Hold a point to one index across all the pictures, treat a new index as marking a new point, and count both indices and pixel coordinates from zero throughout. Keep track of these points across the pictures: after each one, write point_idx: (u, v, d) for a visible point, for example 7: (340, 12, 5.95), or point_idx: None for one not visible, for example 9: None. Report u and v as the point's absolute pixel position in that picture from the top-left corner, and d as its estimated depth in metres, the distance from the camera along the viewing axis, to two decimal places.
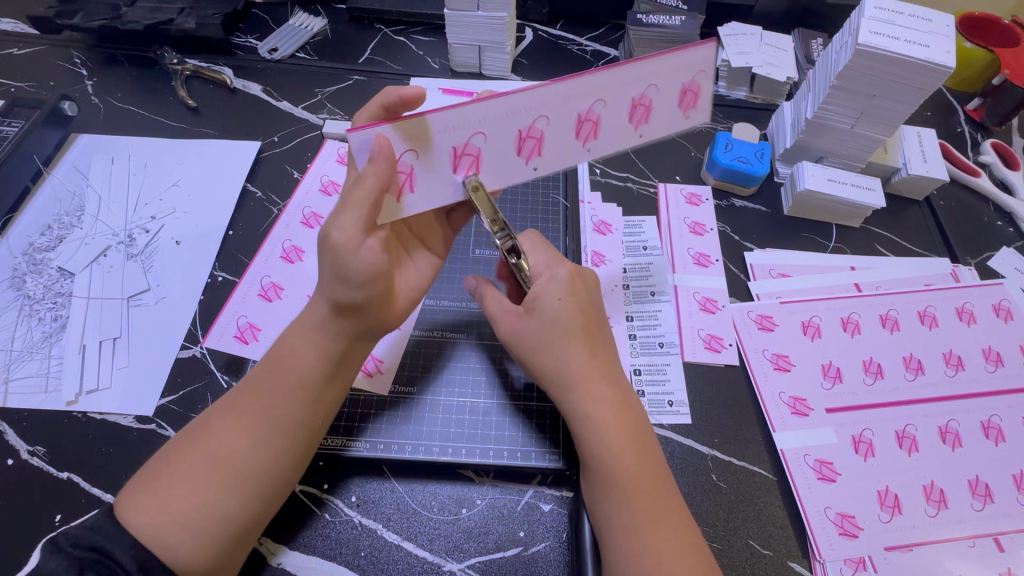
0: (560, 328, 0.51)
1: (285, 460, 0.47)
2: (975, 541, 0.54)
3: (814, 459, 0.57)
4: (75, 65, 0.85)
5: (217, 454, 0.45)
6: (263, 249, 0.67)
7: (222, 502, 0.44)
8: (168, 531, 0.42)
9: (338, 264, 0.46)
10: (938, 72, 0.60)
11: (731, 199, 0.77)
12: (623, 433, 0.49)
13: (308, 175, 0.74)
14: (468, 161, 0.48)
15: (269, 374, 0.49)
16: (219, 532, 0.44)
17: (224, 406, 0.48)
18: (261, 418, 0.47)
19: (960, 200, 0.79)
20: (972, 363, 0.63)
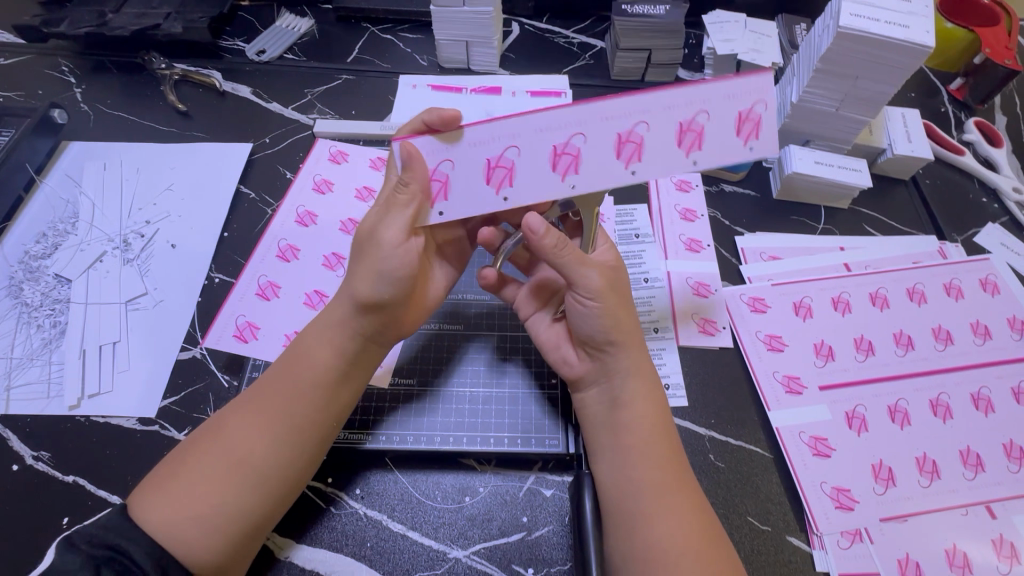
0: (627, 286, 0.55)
1: (302, 460, 0.48)
2: (968, 509, 0.55)
3: (809, 436, 0.58)
4: (63, 72, 0.85)
5: (234, 454, 0.46)
6: (258, 249, 0.67)
7: (237, 501, 0.45)
8: (184, 528, 0.43)
9: (375, 262, 0.50)
10: (918, 52, 0.61)
11: (720, 185, 0.78)
12: (651, 401, 0.51)
13: (300, 174, 0.74)
14: (501, 174, 0.50)
15: (285, 372, 0.50)
16: (234, 530, 0.45)
17: (241, 407, 0.49)
18: (277, 416, 0.48)
19: (946, 178, 0.80)
20: (961, 337, 0.64)
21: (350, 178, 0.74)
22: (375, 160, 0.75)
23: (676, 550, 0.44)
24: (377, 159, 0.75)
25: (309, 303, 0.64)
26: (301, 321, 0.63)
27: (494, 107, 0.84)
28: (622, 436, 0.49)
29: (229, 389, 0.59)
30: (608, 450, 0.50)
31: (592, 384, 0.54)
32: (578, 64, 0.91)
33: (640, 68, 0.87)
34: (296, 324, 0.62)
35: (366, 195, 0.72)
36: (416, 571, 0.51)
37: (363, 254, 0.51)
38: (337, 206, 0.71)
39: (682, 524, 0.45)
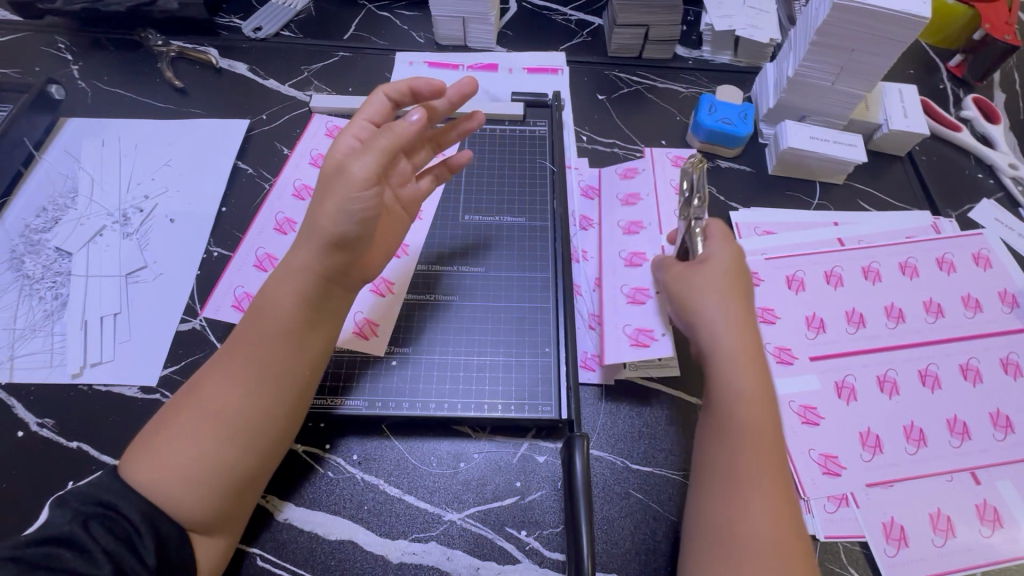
0: (733, 275, 0.55)
1: (282, 409, 0.49)
2: (953, 475, 0.56)
3: (799, 405, 0.59)
4: (60, 49, 0.85)
5: (211, 408, 0.46)
6: (257, 222, 0.68)
7: (222, 457, 0.46)
8: (174, 489, 0.44)
9: (340, 199, 0.48)
10: (913, 23, 0.61)
11: (716, 161, 0.78)
12: (762, 388, 0.50)
13: (297, 150, 0.74)
14: (639, 295, 0.60)
15: (253, 323, 0.50)
16: (224, 484, 0.45)
17: (214, 365, 0.49)
18: (249, 368, 0.48)
19: (942, 154, 0.80)
20: (951, 309, 0.65)
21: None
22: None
23: (773, 539, 0.44)
24: None
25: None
26: None
27: (491, 83, 0.84)
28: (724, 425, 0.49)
29: None
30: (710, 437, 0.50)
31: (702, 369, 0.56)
32: (576, 41, 0.91)
33: (637, 45, 0.87)
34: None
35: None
36: (412, 533, 0.52)
37: (329, 191, 0.49)
38: None
39: (775, 515, 0.45)
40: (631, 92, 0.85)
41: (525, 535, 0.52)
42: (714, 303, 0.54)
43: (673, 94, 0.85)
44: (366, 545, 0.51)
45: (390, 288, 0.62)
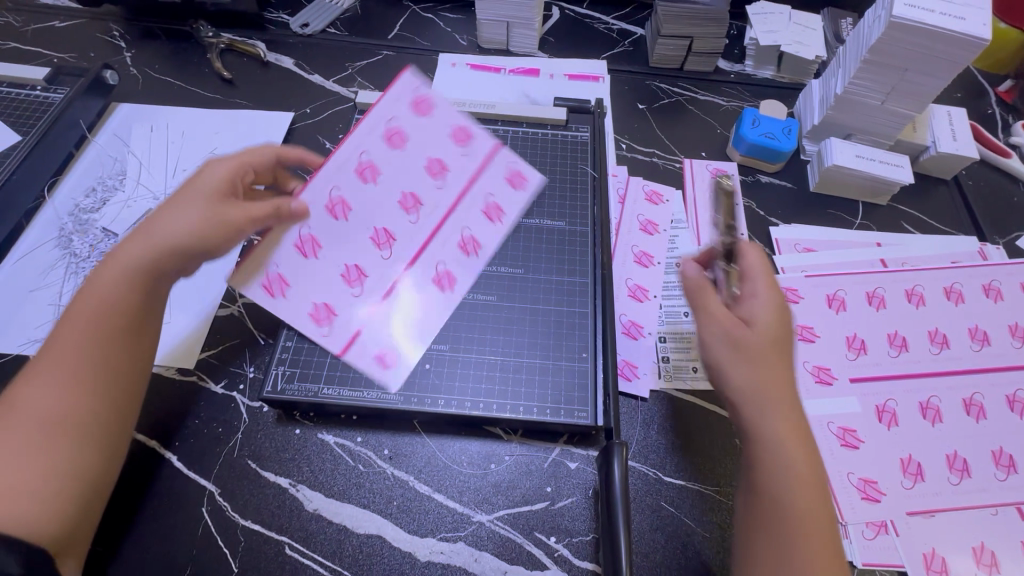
0: (774, 342, 0.45)
1: (124, 409, 0.47)
2: (998, 509, 0.54)
3: (838, 427, 0.58)
4: (114, 37, 0.88)
5: (49, 415, 0.43)
6: (306, 194, 0.59)
7: (59, 460, 0.42)
8: (10, 509, 0.40)
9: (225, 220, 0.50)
10: (973, 45, 0.60)
11: (756, 175, 0.77)
12: (811, 476, 0.42)
13: (370, 115, 0.63)
14: (633, 327, 0.63)
15: (79, 320, 0.45)
16: (74, 489, 0.43)
17: (39, 368, 0.44)
18: (92, 372, 0.45)
19: (989, 180, 0.79)
20: (998, 338, 0.63)
21: (421, 140, 0.64)
22: (457, 129, 0.65)
23: None
24: (460, 130, 0.65)
25: (342, 280, 0.59)
26: (333, 294, 0.59)
27: (532, 88, 0.84)
28: (775, 525, 0.41)
29: (267, 346, 0.61)
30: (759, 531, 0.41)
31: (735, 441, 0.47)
32: (618, 50, 0.91)
33: (680, 56, 0.87)
34: (323, 295, 0.59)
35: (436, 171, 0.63)
36: (440, 532, 0.52)
37: (207, 208, 0.50)
38: (402, 170, 0.62)
39: None
40: (672, 103, 0.85)
41: (554, 542, 0.51)
42: (760, 377, 0.44)
43: (715, 106, 0.85)
44: (395, 541, 0.51)
45: (422, 325, 0.59)
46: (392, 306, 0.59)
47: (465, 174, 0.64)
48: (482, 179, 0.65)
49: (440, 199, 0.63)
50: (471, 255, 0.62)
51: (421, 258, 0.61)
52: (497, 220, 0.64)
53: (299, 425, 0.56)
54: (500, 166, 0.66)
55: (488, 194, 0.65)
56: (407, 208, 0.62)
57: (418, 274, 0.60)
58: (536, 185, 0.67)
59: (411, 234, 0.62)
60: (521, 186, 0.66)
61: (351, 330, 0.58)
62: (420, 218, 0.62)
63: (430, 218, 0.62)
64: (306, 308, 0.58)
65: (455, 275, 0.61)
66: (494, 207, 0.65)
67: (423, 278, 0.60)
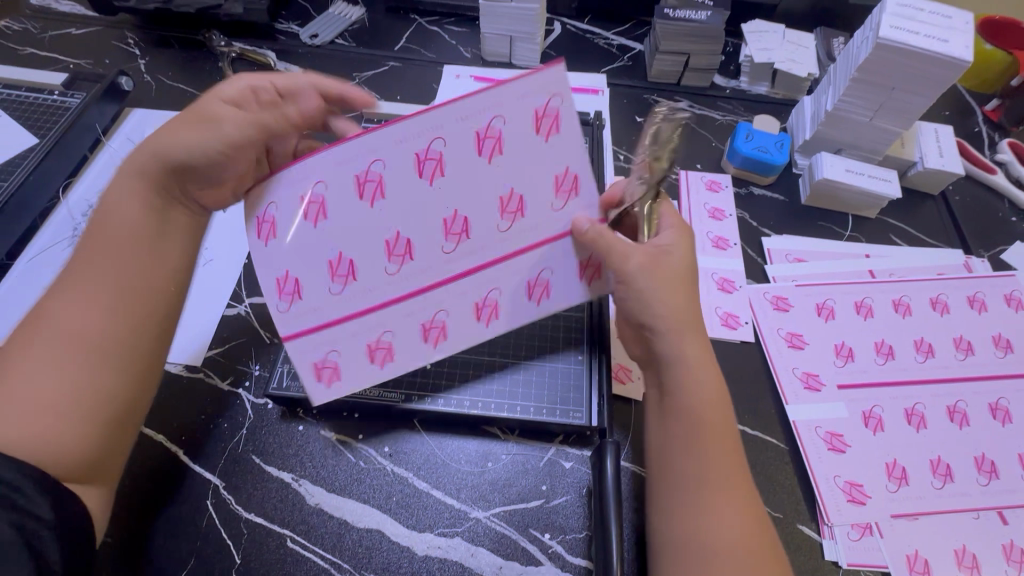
0: (687, 266, 0.50)
1: (147, 329, 0.46)
2: (980, 513, 0.56)
3: (825, 431, 0.59)
4: (129, 45, 0.90)
5: (68, 330, 0.43)
6: (345, 146, 0.47)
7: (81, 376, 0.42)
8: (35, 424, 0.40)
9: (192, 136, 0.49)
10: (956, 66, 0.62)
11: (749, 187, 0.80)
12: (707, 375, 0.47)
13: (486, 93, 0.46)
14: None
15: (94, 242, 0.46)
16: (98, 409, 0.43)
17: (56, 291, 0.45)
18: (109, 289, 0.45)
19: (975, 195, 0.81)
20: (982, 348, 0.65)
21: (522, 167, 0.49)
22: (562, 176, 0.50)
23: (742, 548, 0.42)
24: (567, 178, 0.50)
25: (326, 269, 0.49)
26: (310, 279, 0.49)
27: None
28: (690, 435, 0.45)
29: (272, 346, 0.63)
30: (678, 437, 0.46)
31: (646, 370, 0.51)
32: (617, 65, 0.94)
33: (677, 71, 0.90)
34: (301, 270, 0.49)
35: (513, 211, 0.50)
36: (437, 527, 0.53)
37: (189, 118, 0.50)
38: (477, 183, 0.49)
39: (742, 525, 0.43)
40: None
41: (548, 538, 0.53)
42: (674, 304, 0.48)
43: (710, 120, 0.87)
44: (394, 535, 0.53)
45: (390, 361, 0.52)
46: (372, 328, 0.51)
47: (535, 233, 0.51)
48: (540, 252, 0.51)
49: (482, 245, 0.50)
50: (477, 320, 0.52)
51: (416, 300, 0.51)
52: (535, 299, 0.53)
53: (302, 422, 0.58)
54: (567, 255, 0.52)
55: (542, 264, 0.52)
56: (447, 232, 0.50)
57: (411, 310, 0.51)
58: (586, 205, 0.51)
59: (423, 263, 0.50)
60: (572, 280, 0.53)
61: (326, 330, 0.50)
62: (444, 254, 0.50)
63: (458, 259, 0.50)
64: (274, 273, 0.48)
65: (447, 329, 0.52)
66: (540, 283, 0.52)
67: (414, 315, 0.51)
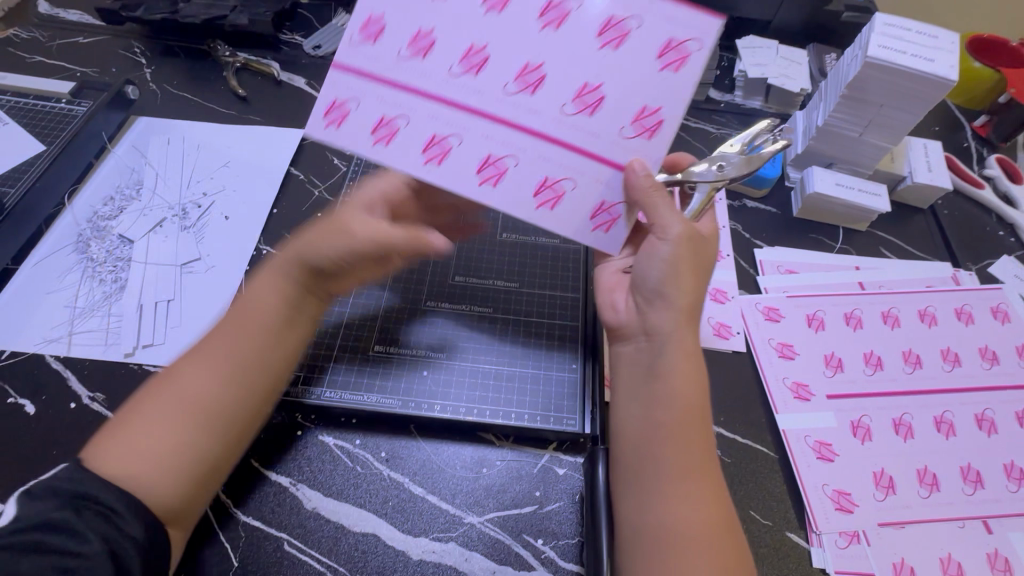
0: (706, 261, 0.54)
1: (253, 404, 0.50)
2: (965, 522, 0.57)
3: (814, 441, 0.61)
4: (135, 54, 0.92)
5: (188, 397, 0.47)
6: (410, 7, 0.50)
7: (190, 442, 0.46)
8: (144, 476, 0.44)
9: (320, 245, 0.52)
10: (942, 85, 0.64)
11: (743, 200, 0.81)
12: (692, 366, 0.50)
13: None
14: None
15: (232, 321, 0.52)
16: (196, 471, 0.46)
17: (192, 358, 0.50)
18: (229, 364, 0.49)
19: (964, 209, 0.83)
20: (968, 360, 0.67)
21: (618, 72, 0.48)
22: (645, 109, 0.49)
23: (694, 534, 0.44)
24: (668, 48, 0.47)
25: (411, 33, 0.50)
26: (395, 159, 0.51)
27: None
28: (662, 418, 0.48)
29: None
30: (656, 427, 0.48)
31: (631, 337, 0.54)
32: None
33: None
34: (357, 99, 0.51)
35: (529, 83, 0.49)
36: (432, 532, 0.54)
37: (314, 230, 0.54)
38: (558, 55, 0.49)
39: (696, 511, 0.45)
40: None
41: (541, 544, 0.54)
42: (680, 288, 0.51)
43: (705, 133, 0.89)
44: (390, 539, 0.53)
45: (501, 181, 0.51)
46: (399, 104, 0.51)
47: (588, 142, 0.50)
48: (587, 163, 0.50)
49: (523, 104, 0.50)
50: (477, 175, 0.51)
51: (450, 112, 0.50)
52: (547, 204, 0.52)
53: (300, 427, 0.59)
54: (616, 189, 0.51)
55: (569, 170, 0.50)
56: (463, 58, 0.49)
57: (436, 114, 0.50)
58: (670, 129, 0.49)
59: (479, 88, 0.50)
60: (609, 234, 0.52)
61: (371, 83, 0.51)
62: (501, 93, 0.50)
63: (494, 95, 0.50)
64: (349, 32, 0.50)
65: (451, 156, 0.51)
66: (555, 188, 0.51)
67: (438, 121, 0.50)
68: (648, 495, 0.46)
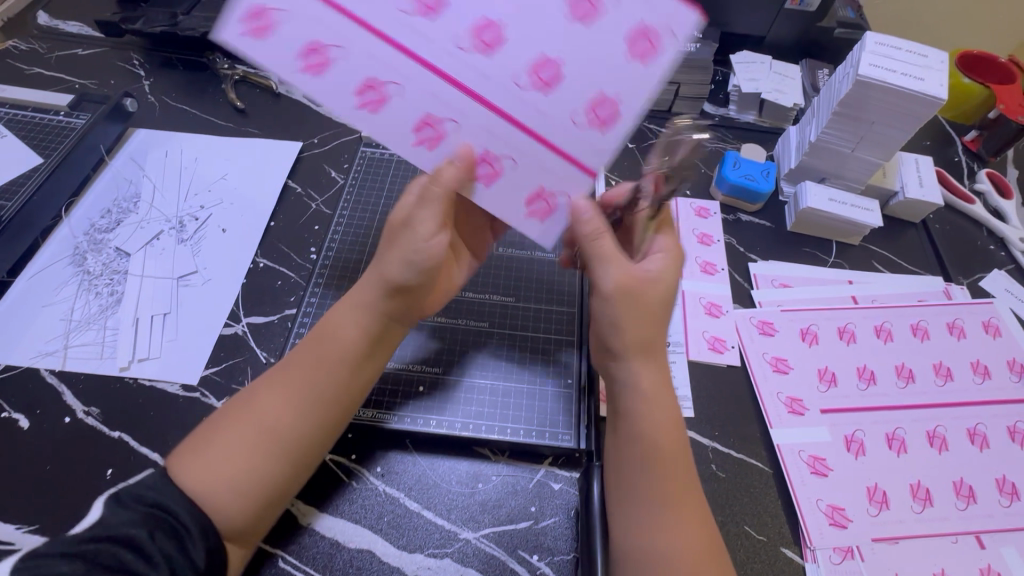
0: (662, 298, 0.52)
1: (322, 433, 0.50)
2: (958, 537, 0.57)
3: (808, 455, 0.61)
4: (133, 66, 0.93)
5: (263, 423, 0.48)
6: None
7: (260, 467, 0.47)
8: (216, 496, 0.45)
9: (406, 251, 0.51)
10: (931, 103, 0.65)
11: (737, 214, 0.82)
12: (660, 399, 0.51)
13: None
14: None
15: (313, 346, 0.52)
16: (262, 495, 0.47)
17: (271, 382, 0.51)
18: (305, 391, 0.50)
19: (955, 224, 0.84)
20: (961, 374, 0.67)
21: (579, 46, 0.48)
22: (597, 100, 0.49)
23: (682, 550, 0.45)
24: (637, 36, 0.47)
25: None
26: (318, 90, 0.50)
27: None
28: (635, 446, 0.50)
29: (268, 365, 0.64)
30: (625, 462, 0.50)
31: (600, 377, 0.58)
32: None
33: (667, 99, 0.92)
34: (290, 17, 0.48)
35: (485, 43, 0.49)
36: (427, 548, 0.54)
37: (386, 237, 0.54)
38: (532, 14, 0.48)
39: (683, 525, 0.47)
40: None
41: (536, 560, 0.54)
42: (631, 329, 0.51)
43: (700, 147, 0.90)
44: (384, 555, 0.53)
45: (434, 146, 0.52)
46: (332, 32, 0.48)
47: (535, 118, 0.50)
48: (530, 142, 0.51)
49: (477, 67, 0.49)
50: (412, 131, 0.51)
51: (398, 56, 0.49)
52: (485, 180, 0.53)
53: None
54: (559, 173, 0.52)
55: (506, 148, 0.51)
56: (422, 4, 0.48)
57: (377, 56, 0.49)
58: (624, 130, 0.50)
59: (431, 38, 0.49)
60: (548, 222, 0.54)
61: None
62: (453, 47, 0.49)
63: (444, 53, 0.49)
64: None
65: (387, 105, 0.50)
66: (491, 163, 0.52)
67: (377, 62, 0.49)
68: (626, 526, 0.48)
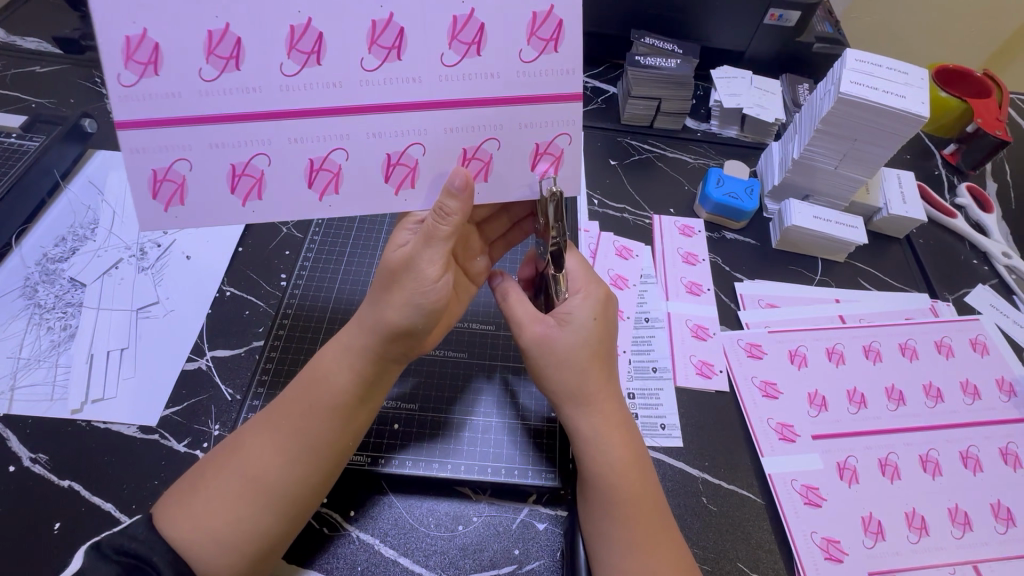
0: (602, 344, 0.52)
1: (316, 480, 0.47)
2: (955, 568, 0.55)
3: (801, 485, 0.59)
4: (95, 84, 0.89)
5: (252, 472, 0.45)
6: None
7: (247, 520, 0.44)
8: (202, 549, 0.42)
9: (407, 294, 0.47)
10: (914, 121, 0.65)
11: (722, 232, 0.80)
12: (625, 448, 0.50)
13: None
14: None
15: (304, 389, 0.49)
16: (250, 549, 0.44)
17: (261, 425, 0.47)
18: (295, 437, 0.46)
19: (938, 238, 0.83)
20: (951, 395, 0.66)
21: (500, 6, 0.45)
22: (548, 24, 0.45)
23: None
24: None
25: (201, 40, 0.43)
26: (282, 195, 0.49)
27: None
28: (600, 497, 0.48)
29: (233, 402, 0.60)
30: (589, 514, 0.49)
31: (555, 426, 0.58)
32: (591, 107, 0.95)
33: (649, 115, 0.91)
34: (186, 171, 0.47)
35: (468, 43, 0.45)
36: None
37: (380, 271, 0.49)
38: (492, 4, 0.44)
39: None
40: (642, 160, 0.89)
41: None
42: (576, 381, 0.50)
43: (683, 164, 0.89)
44: None
45: (410, 185, 0.50)
46: (250, 142, 0.46)
47: (500, 87, 0.46)
48: (512, 112, 0.47)
49: (424, 81, 0.45)
50: (386, 181, 0.49)
51: (323, 122, 0.46)
52: (483, 178, 0.50)
53: None
54: (547, 125, 0.48)
55: (487, 131, 0.48)
56: (372, 42, 0.44)
57: (305, 137, 0.47)
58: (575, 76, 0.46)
59: (336, 76, 0.45)
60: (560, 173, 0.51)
61: (185, 129, 0.45)
62: (363, 75, 0.45)
63: (378, 86, 0.45)
64: (210, 23, 0.43)
65: (341, 178, 0.49)
66: (479, 156, 0.49)
67: (306, 145, 0.47)
68: None
